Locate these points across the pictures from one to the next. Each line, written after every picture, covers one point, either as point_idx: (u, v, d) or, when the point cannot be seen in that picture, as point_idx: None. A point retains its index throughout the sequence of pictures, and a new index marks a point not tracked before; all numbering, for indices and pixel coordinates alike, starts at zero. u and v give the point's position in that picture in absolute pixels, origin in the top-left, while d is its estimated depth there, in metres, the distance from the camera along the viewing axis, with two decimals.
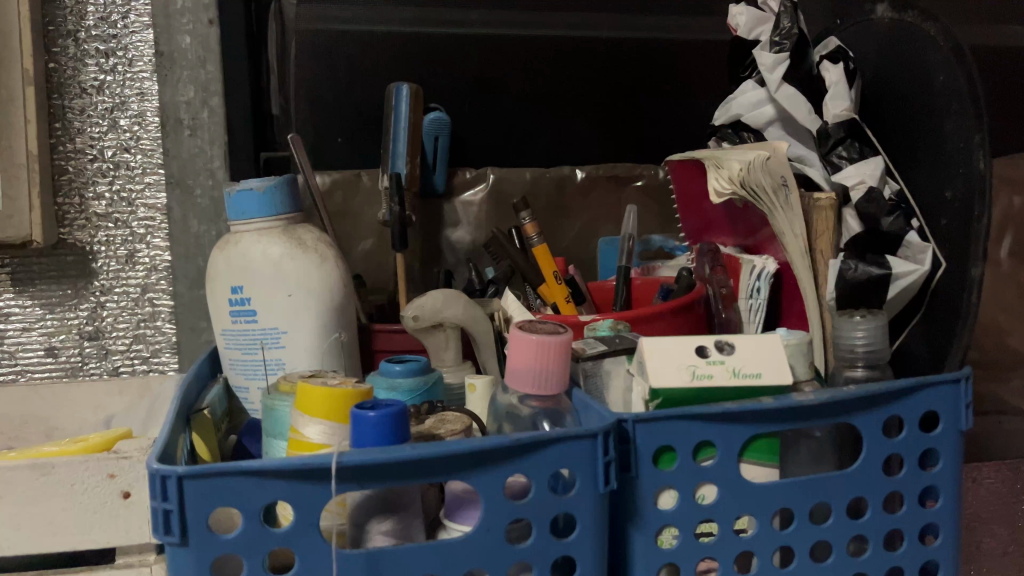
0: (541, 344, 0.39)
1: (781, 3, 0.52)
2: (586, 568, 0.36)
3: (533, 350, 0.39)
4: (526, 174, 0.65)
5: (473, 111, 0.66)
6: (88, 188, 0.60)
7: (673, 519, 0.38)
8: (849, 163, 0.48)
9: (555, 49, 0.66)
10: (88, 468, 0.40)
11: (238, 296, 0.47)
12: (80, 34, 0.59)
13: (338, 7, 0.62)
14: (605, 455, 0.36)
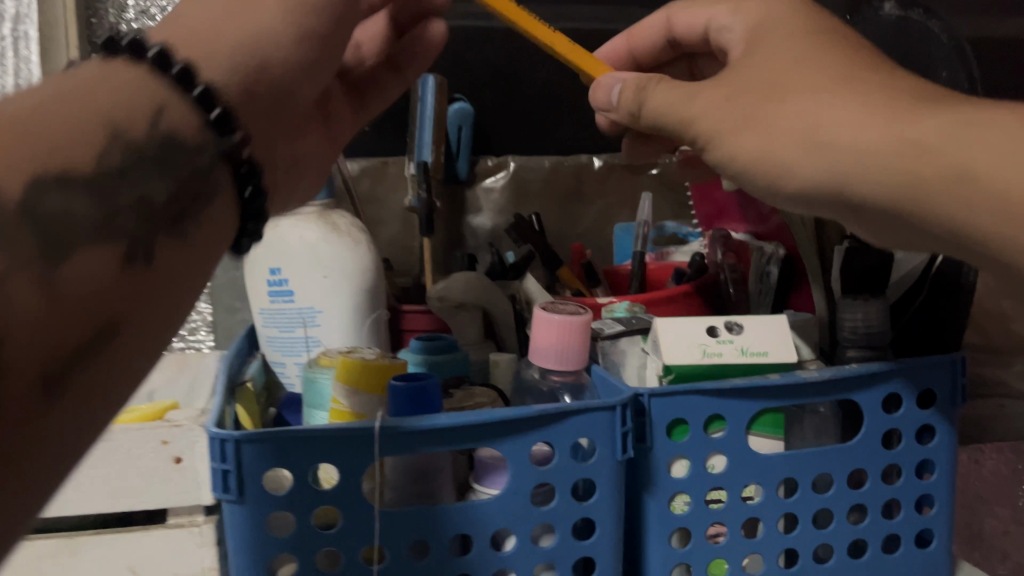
0: (572, 327, 0.42)
1: None
2: (605, 528, 0.39)
3: (560, 330, 0.42)
4: (545, 163, 0.68)
5: (493, 101, 0.68)
6: None
7: (685, 486, 0.41)
8: None
9: (574, 39, 0.69)
10: (142, 437, 0.44)
11: (277, 277, 0.50)
12: (120, 27, 0.63)
13: None
14: (623, 425, 0.39)
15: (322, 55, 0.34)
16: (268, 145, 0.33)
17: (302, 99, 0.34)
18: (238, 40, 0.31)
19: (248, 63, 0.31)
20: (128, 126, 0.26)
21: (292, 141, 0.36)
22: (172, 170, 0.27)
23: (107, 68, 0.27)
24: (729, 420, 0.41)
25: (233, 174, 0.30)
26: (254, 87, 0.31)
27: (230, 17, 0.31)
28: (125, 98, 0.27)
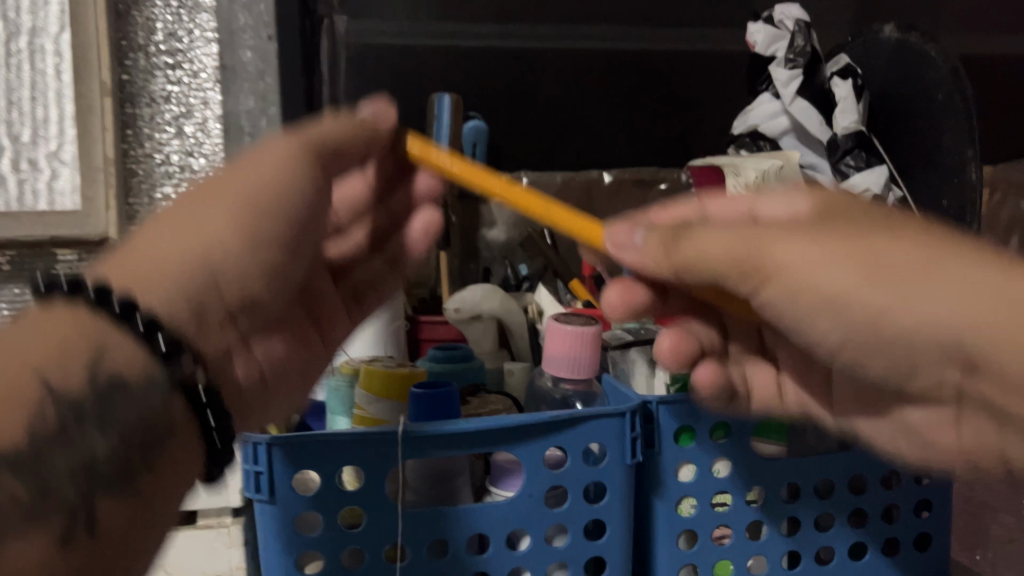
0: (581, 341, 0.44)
1: (795, 22, 0.56)
2: (616, 529, 0.41)
3: (569, 341, 0.44)
4: (557, 178, 0.70)
5: (507, 118, 0.70)
6: (154, 189, 0.60)
7: (691, 490, 0.43)
8: (856, 171, 0.54)
9: (586, 58, 0.70)
10: None
11: None
12: (148, 46, 0.59)
13: (383, 21, 0.67)
14: (632, 431, 0.41)
15: (283, 254, 0.37)
16: (220, 353, 0.37)
17: (226, 290, 0.35)
18: (186, 259, 0.34)
19: (194, 282, 0.34)
20: (59, 383, 0.29)
21: (245, 354, 0.39)
22: (113, 426, 0.31)
23: (50, 317, 0.31)
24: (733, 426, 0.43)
25: (189, 401, 0.33)
26: (202, 306, 0.34)
27: (181, 238, 0.34)
28: (66, 347, 0.30)
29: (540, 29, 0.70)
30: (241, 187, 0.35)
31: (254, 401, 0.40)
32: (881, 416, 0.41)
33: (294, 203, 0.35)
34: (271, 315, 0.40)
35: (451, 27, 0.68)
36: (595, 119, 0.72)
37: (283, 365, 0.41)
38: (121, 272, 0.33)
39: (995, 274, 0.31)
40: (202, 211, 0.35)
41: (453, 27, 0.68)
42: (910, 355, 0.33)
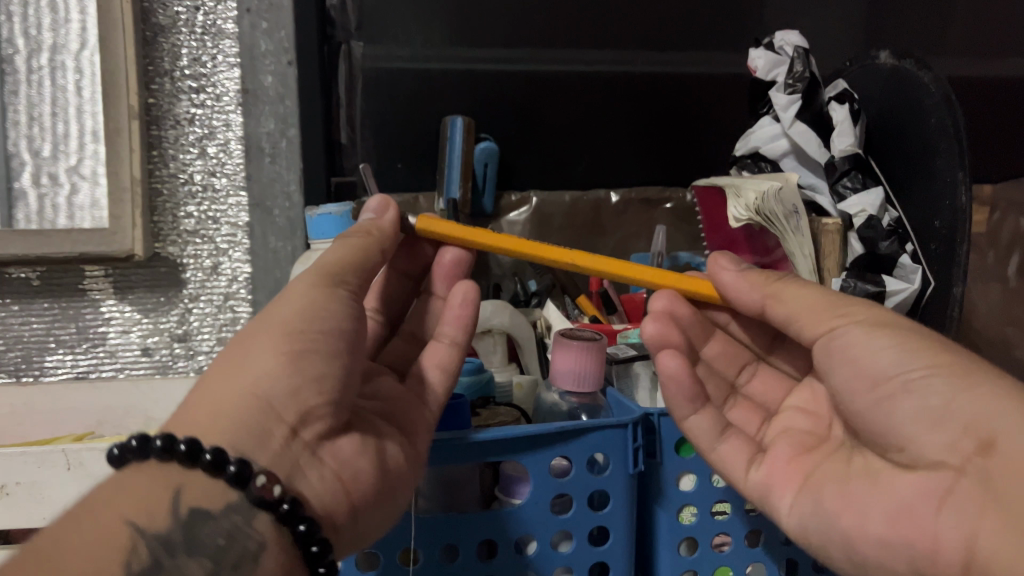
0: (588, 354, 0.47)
1: (795, 48, 0.58)
2: (619, 536, 0.43)
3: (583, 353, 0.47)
4: (566, 198, 0.73)
5: (518, 139, 0.73)
6: (179, 208, 0.66)
7: (692, 498, 0.45)
8: (853, 192, 0.56)
9: (593, 81, 0.73)
10: None
11: None
12: (174, 73, 0.64)
13: (399, 48, 0.70)
14: (634, 442, 0.43)
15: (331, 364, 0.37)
16: (291, 468, 0.35)
17: (282, 410, 0.35)
18: (242, 397, 0.35)
19: (253, 408, 0.35)
20: (148, 523, 0.30)
21: (317, 464, 0.37)
22: (200, 549, 0.31)
23: (120, 476, 0.32)
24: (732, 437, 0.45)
25: (278, 519, 0.33)
26: (264, 426, 0.35)
27: (231, 381, 0.35)
28: (145, 492, 0.31)
29: (549, 52, 0.72)
30: (272, 329, 0.37)
31: (339, 513, 0.37)
32: (867, 492, 0.38)
33: (313, 326, 0.37)
34: (337, 424, 0.38)
35: (464, 51, 0.71)
36: (602, 140, 0.74)
37: (364, 474, 0.38)
38: (183, 423, 0.34)
39: (998, 397, 0.33)
40: (244, 359, 0.36)
41: (466, 51, 0.71)
42: (949, 417, 0.34)
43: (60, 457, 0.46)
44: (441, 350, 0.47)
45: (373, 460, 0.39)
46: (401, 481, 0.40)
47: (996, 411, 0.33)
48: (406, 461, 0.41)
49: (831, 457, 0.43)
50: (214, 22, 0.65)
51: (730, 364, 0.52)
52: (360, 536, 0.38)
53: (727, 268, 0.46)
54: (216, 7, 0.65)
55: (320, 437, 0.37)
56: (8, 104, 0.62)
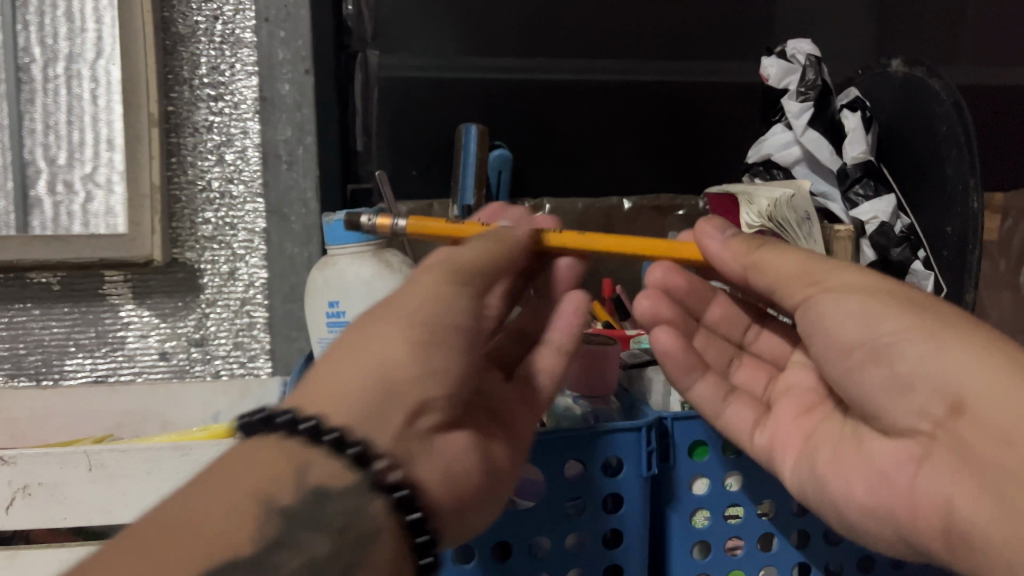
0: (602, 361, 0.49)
1: (807, 56, 0.59)
2: (634, 537, 0.44)
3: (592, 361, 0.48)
4: (579, 205, 0.73)
5: (531, 146, 0.73)
6: (197, 214, 0.67)
7: (705, 502, 0.45)
8: (864, 200, 0.56)
9: (606, 89, 0.73)
10: (219, 451, 0.47)
11: (334, 310, 0.55)
12: (193, 81, 0.66)
13: (414, 57, 0.71)
14: (648, 445, 0.43)
15: (448, 355, 0.37)
16: (407, 456, 0.35)
17: (404, 397, 0.35)
18: (360, 382, 0.35)
19: (370, 390, 0.34)
20: (277, 496, 0.31)
21: (432, 456, 0.36)
22: (324, 525, 0.31)
23: (246, 447, 0.33)
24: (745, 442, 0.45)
25: (393, 505, 0.33)
26: (382, 409, 0.34)
27: (355, 366, 0.35)
28: (270, 463, 0.32)
29: (562, 61, 0.73)
30: (398, 313, 0.37)
31: (449, 505, 0.36)
32: (854, 460, 0.42)
33: (433, 313, 0.37)
34: (450, 420, 0.38)
35: (477, 60, 0.72)
36: (615, 147, 0.75)
37: (473, 469, 0.38)
38: (306, 399, 0.34)
39: (970, 357, 0.35)
40: (370, 340, 0.36)
41: (480, 60, 0.72)
42: (916, 383, 0.36)
43: (81, 458, 0.46)
44: (548, 354, 0.45)
45: (483, 457, 0.39)
46: (510, 478, 0.40)
47: (961, 374, 0.35)
48: (514, 458, 0.40)
49: (829, 418, 0.46)
50: (233, 31, 0.66)
51: (733, 326, 0.53)
52: (467, 527, 0.37)
53: (712, 236, 0.45)
54: (234, 17, 0.66)
55: (434, 430, 0.37)
56: (26, 113, 0.64)
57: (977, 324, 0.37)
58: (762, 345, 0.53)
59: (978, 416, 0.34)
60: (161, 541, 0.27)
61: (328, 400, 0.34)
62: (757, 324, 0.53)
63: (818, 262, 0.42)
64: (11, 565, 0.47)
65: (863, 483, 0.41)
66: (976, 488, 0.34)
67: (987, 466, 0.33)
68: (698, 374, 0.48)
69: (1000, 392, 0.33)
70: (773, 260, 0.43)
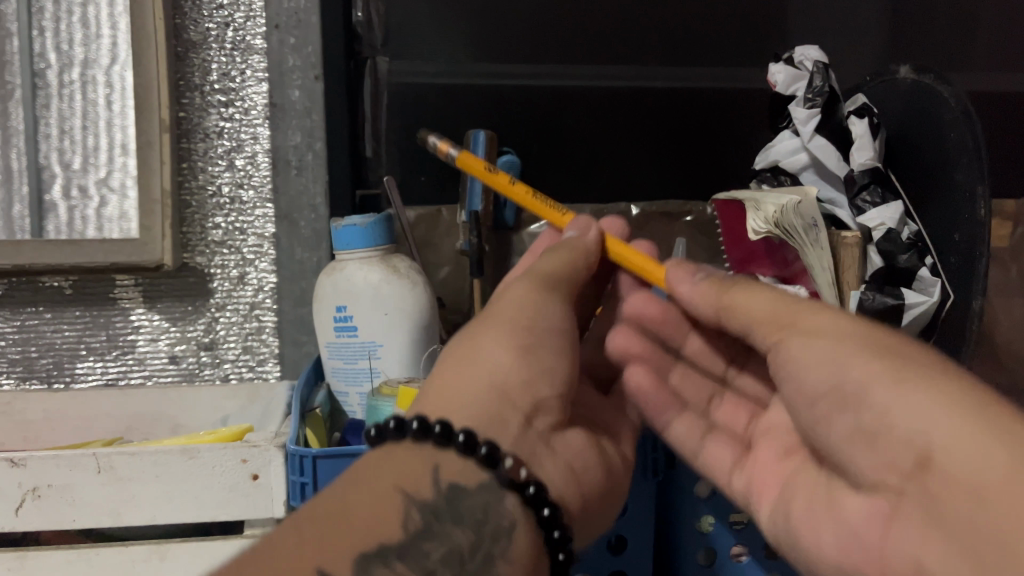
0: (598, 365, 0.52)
1: (814, 63, 0.59)
2: (642, 539, 0.46)
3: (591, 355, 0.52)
4: (587, 210, 0.73)
5: (539, 153, 0.74)
6: (207, 219, 0.67)
7: (711, 508, 0.46)
8: (871, 206, 0.56)
9: (614, 96, 0.74)
10: (226, 454, 0.47)
11: (342, 314, 0.56)
12: (204, 87, 0.66)
13: (423, 64, 0.71)
14: (654, 453, 0.46)
15: (555, 359, 0.43)
16: (528, 454, 0.39)
17: (518, 400, 0.40)
18: (480, 390, 0.40)
19: (490, 398, 0.40)
20: (414, 491, 0.36)
21: (550, 454, 0.40)
22: (460, 519, 0.36)
23: (381, 453, 0.38)
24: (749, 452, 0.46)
25: (525, 500, 0.37)
26: (500, 414, 0.39)
27: (472, 376, 0.41)
28: (407, 468, 0.37)
29: (570, 68, 0.73)
30: (498, 325, 0.43)
31: (574, 500, 0.40)
32: (827, 515, 0.37)
33: (535, 319, 0.43)
34: (564, 419, 0.43)
35: (486, 67, 0.72)
36: (623, 153, 0.75)
37: (589, 463, 0.42)
38: (433, 408, 0.40)
39: (935, 406, 0.30)
40: (481, 354, 0.42)
41: (488, 67, 0.72)
42: (881, 437, 0.32)
43: (91, 460, 0.47)
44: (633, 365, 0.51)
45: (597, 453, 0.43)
46: (623, 476, 0.43)
47: (930, 425, 0.30)
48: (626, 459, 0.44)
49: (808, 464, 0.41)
50: (244, 38, 0.67)
51: (714, 359, 0.50)
52: (589, 529, 0.41)
53: (685, 281, 0.45)
54: (245, 24, 0.66)
55: (552, 430, 0.42)
56: (39, 118, 0.65)
57: (953, 367, 0.32)
58: (743, 382, 0.49)
59: (949, 474, 0.29)
60: (303, 549, 0.32)
61: (450, 408, 0.39)
62: (736, 364, 0.50)
63: (789, 302, 0.40)
64: (21, 567, 0.47)
65: (849, 531, 0.37)
66: (948, 547, 0.30)
67: (962, 528, 0.29)
68: (673, 414, 0.47)
69: (963, 439, 0.29)
70: (737, 297, 0.42)
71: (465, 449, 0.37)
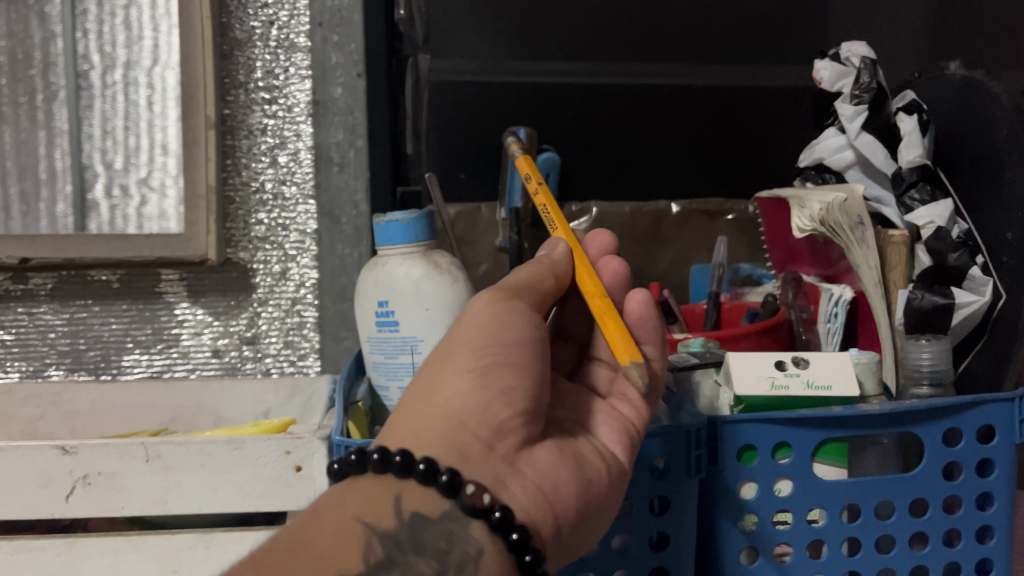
0: (581, 374, 0.51)
1: (861, 60, 0.58)
2: (683, 539, 0.45)
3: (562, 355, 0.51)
4: (626, 208, 0.73)
5: (579, 151, 0.74)
6: (251, 215, 0.68)
7: (754, 507, 0.45)
8: (921, 204, 0.55)
9: (655, 94, 0.73)
10: (270, 445, 0.48)
11: (384, 309, 0.56)
12: (249, 85, 0.67)
13: (464, 62, 0.71)
14: (696, 447, 0.44)
15: (516, 377, 0.39)
16: (495, 479, 0.38)
17: (476, 427, 0.38)
18: (437, 418, 0.38)
19: (446, 427, 0.38)
20: (377, 522, 0.36)
21: (517, 476, 0.39)
22: (425, 549, 0.36)
23: (347, 482, 0.38)
24: (795, 449, 0.45)
25: (491, 526, 0.36)
26: (460, 444, 0.38)
27: (429, 408, 0.39)
28: (372, 500, 0.37)
29: (611, 66, 0.73)
30: (457, 350, 0.40)
31: (545, 525, 0.38)
32: None
33: (495, 339, 0.39)
34: (533, 438, 0.40)
35: (526, 64, 0.72)
36: (664, 152, 0.74)
37: (563, 483, 0.40)
38: (395, 440, 0.39)
39: None
40: (438, 383, 0.39)
41: (528, 64, 0.72)
42: None
43: (140, 449, 0.48)
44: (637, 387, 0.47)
45: (571, 471, 0.40)
46: (602, 496, 0.41)
47: None
48: (608, 477, 0.41)
49: None
50: (288, 36, 0.67)
51: None
52: (569, 551, 0.40)
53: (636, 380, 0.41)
54: (290, 22, 0.67)
55: (518, 450, 0.39)
56: (85, 118, 0.66)
57: None
58: None
59: None
60: (267, 562, 0.33)
61: (415, 433, 0.38)
62: None
63: None
64: (69, 553, 0.48)
65: None
66: None
67: None
68: None
69: None
70: None
71: (428, 477, 0.36)
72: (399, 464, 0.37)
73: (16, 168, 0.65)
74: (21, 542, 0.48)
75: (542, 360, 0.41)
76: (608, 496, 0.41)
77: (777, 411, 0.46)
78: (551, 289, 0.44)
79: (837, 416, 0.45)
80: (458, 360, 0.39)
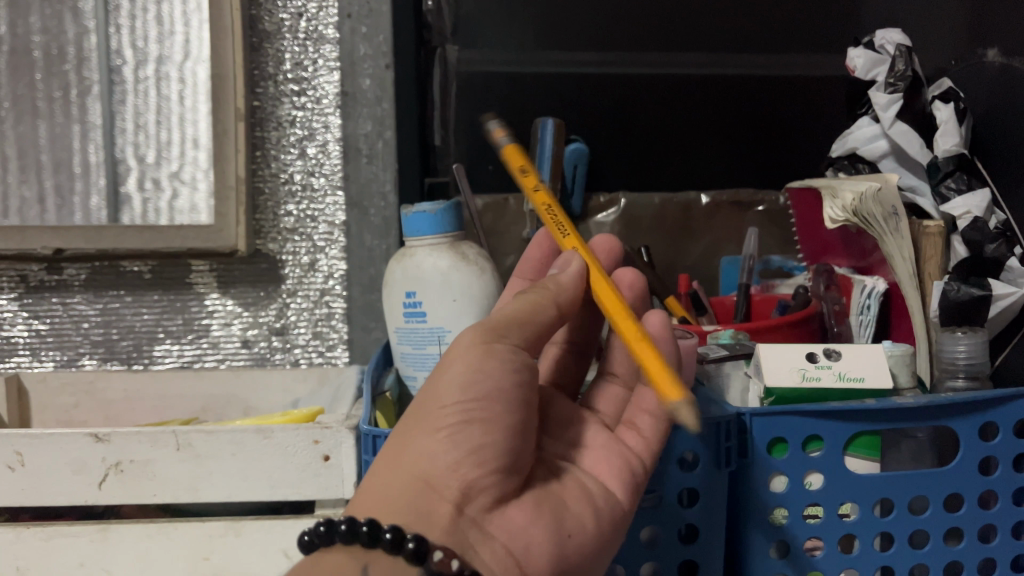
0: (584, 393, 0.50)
1: (897, 47, 0.57)
2: (713, 532, 0.44)
3: (565, 371, 0.53)
4: (655, 199, 0.72)
5: (607, 142, 0.73)
6: (280, 207, 0.69)
7: (784, 501, 0.44)
8: (957, 194, 0.54)
9: (686, 84, 0.72)
10: (298, 435, 0.48)
11: (412, 300, 0.56)
12: (278, 77, 0.68)
13: (493, 51, 0.71)
14: (726, 440, 0.44)
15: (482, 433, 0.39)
16: (460, 544, 0.38)
17: (444, 490, 0.38)
18: (406, 481, 0.39)
19: (414, 492, 0.38)
20: None
21: (486, 539, 0.39)
22: None
23: (316, 557, 0.38)
24: (826, 440, 0.44)
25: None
26: (426, 508, 0.38)
27: (398, 470, 0.39)
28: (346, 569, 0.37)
29: (642, 56, 0.72)
30: (425, 409, 0.40)
31: None
32: None
33: (463, 396, 0.39)
34: (508, 494, 0.40)
35: (558, 53, 0.71)
36: (694, 143, 0.74)
37: (536, 542, 0.39)
38: (366, 505, 0.39)
39: None
40: (411, 442, 0.39)
41: (559, 53, 0.71)
42: None
43: (170, 437, 0.48)
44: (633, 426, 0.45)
45: (547, 527, 0.40)
46: (580, 554, 0.40)
47: None
48: (590, 533, 0.41)
49: None
50: (316, 28, 0.68)
51: None
52: None
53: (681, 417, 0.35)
54: (318, 14, 0.68)
55: (489, 510, 0.39)
56: (118, 113, 0.67)
57: None
58: None
59: None
60: None
61: (386, 499, 0.38)
62: None
63: None
64: (102, 539, 0.49)
65: None
66: None
67: None
68: None
69: None
70: None
71: (395, 546, 0.36)
72: (366, 535, 0.37)
73: (51, 162, 0.66)
74: (56, 528, 0.49)
75: (523, 409, 0.40)
76: (592, 554, 0.41)
77: (809, 403, 0.45)
78: (550, 317, 0.42)
79: (868, 409, 0.44)
80: (429, 416, 0.39)
